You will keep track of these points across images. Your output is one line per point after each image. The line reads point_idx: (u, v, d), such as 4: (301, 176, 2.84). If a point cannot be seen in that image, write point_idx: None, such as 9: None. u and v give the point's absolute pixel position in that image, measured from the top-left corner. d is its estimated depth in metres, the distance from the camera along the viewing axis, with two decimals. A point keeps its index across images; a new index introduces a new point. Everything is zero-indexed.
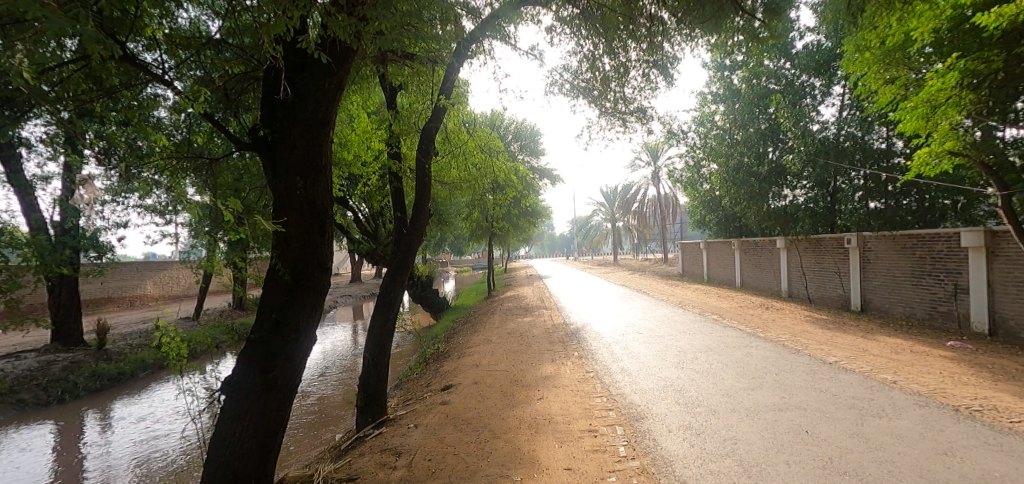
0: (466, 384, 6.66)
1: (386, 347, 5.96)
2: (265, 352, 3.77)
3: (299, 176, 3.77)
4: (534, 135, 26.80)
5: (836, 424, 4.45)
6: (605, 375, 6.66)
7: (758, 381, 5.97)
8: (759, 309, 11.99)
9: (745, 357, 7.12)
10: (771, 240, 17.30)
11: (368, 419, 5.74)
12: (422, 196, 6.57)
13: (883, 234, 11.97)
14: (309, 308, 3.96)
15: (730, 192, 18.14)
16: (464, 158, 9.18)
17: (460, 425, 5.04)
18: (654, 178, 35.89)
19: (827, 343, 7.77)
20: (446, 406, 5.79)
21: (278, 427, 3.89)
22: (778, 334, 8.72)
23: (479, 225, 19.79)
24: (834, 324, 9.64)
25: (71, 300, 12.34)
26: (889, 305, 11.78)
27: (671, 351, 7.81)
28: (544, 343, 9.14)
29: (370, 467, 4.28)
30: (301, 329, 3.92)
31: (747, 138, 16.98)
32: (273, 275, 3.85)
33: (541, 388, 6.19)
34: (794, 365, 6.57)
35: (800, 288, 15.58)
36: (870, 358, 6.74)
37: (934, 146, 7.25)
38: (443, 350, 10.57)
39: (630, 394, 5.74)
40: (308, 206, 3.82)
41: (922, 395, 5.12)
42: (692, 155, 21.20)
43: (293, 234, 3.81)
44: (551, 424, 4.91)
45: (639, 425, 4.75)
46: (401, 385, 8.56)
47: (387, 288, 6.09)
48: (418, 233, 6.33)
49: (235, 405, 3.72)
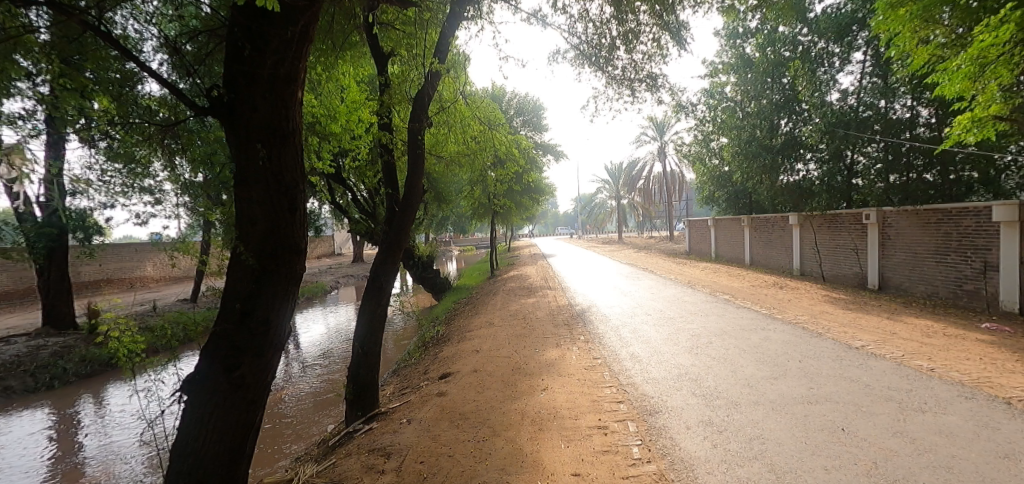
0: (464, 373, 6.22)
1: (378, 334, 5.51)
2: (231, 346, 3.31)
3: (261, 143, 3.25)
4: (536, 109, 26.05)
5: (875, 420, 3.99)
6: (613, 362, 6.21)
7: (780, 368, 5.50)
8: (772, 289, 11.50)
9: (763, 342, 6.66)
10: (783, 216, 16.74)
11: (358, 414, 5.32)
12: (415, 169, 5.98)
13: (905, 209, 11.36)
14: (282, 293, 3.50)
15: (741, 166, 17.41)
16: (463, 130, 8.60)
17: (456, 421, 4.61)
18: (661, 154, 35.04)
19: (850, 325, 7.30)
20: (443, 398, 5.36)
21: (251, 428, 3.47)
22: (796, 315, 8.26)
23: (480, 203, 19.25)
24: (855, 304, 9.13)
25: (61, 283, 12.00)
26: (909, 283, 11.25)
27: (682, 335, 7.39)
28: (548, 326, 8.70)
29: (355, 471, 3.84)
30: (275, 315, 3.47)
31: (760, 109, 16.12)
32: (237, 261, 3.37)
33: (545, 376, 5.76)
34: (818, 351, 6.10)
35: (813, 266, 15.06)
36: (900, 342, 6.28)
37: (978, 111, 6.65)
38: (443, 333, 10.20)
39: (641, 385, 5.28)
40: (274, 179, 3.31)
41: (965, 386, 4.65)
42: (701, 129, 20.47)
43: (259, 209, 3.31)
44: (556, 420, 4.47)
45: (653, 422, 4.30)
46: (399, 372, 8.17)
47: (378, 271, 5.62)
48: (410, 211, 5.82)
49: (197, 407, 3.28)
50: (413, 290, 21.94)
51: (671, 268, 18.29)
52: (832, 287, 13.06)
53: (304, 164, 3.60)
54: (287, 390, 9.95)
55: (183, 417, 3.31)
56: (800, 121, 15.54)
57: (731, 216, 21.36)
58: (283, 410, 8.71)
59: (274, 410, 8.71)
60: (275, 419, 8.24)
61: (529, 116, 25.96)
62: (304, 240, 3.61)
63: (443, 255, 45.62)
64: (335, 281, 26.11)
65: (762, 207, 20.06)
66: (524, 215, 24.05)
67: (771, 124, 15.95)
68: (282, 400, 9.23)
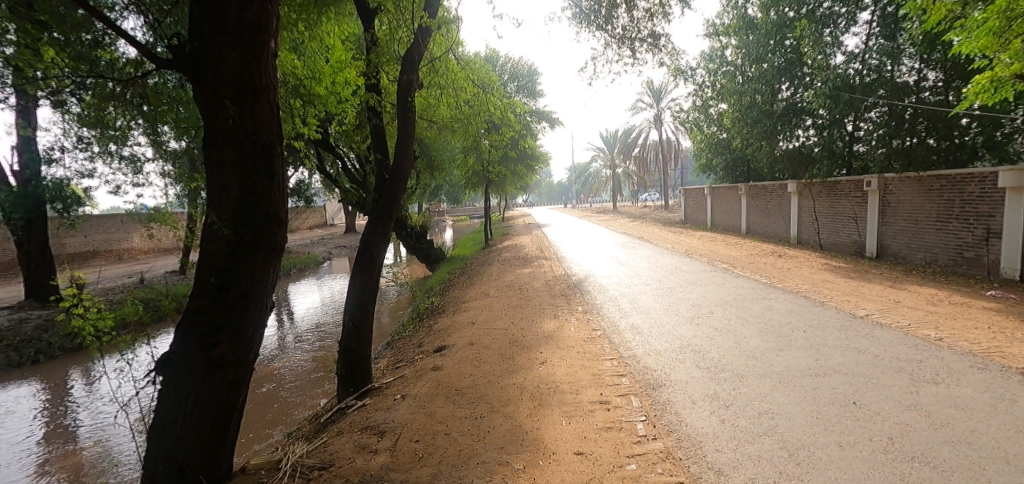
0: (460, 346, 6.03)
1: (369, 307, 5.28)
2: (208, 323, 3.04)
3: (229, 99, 2.88)
4: (531, 74, 25.29)
5: (887, 393, 3.85)
6: (613, 334, 6.04)
7: (785, 339, 5.36)
8: (772, 257, 11.37)
9: (766, 311, 6.53)
10: (782, 184, 16.53)
11: (350, 390, 5.13)
12: (404, 133, 5.60)
13: (907, 175, 11.14)
14: (264, 265, 3.20)
15: (741, 133, 16.99)
16: (456, 94, 8.16)
17: (453, 397, 4.43)
18: (657, 121, 34.46)
19: (854, 294, 7.16)
20: (438, 372, 5.17)
21: (234, 409, 3.26)
22: (797, 284, 8.11)
23: (473, 171, 18.77)
24: (856, 272, 9.02)
25: (43, 256, 11.64)
26: (908, 251, 11.15)
27: (683, 304, 7.25)
28: (545, 297, 8.52)
29: (347, 452, 3.65)
30: (257, 288, 3.19)
31: (761, 73, 15.61)
32: (210, 232, 3.06)
33: (544, 349, 5.59)
34: (823, 321, 5.98)
35: (811, 234, 14.94)
36: (904, 310, 6.17)
37: (999, 69, 6.31)
38: (438, 304, 10.02)
39: (643, 357, 5.12)
40: (247, 142, 2.97)
41: (976, 355, 4.53)
42: (700, 94, 20.00)
43: (233, 175, 2.98)
44: (556, 394, 4.32)
45: (658, 396, 4.14)
46: (392, 345, 8.02)
47: (369, 241, 5.33)
48: (401, 177, 5.50)
49: (173, 389, 3.04)
50: (407, 261, 21.72)
51: (667, 237, 18.16)
52: (830, 255, 12.96)
53: (282, 126, 3.24)
54: (279, 363, 9.81)
55: (158, 400, 3.08)
56: (801, 86, 15.05)
57: (728, 184, 21.09)
58: (277, 381, 8.63)
59: (266, 383, 8.61)
60: (269, 391, 8.15)
61: (523, 82, 25.22)
62: (285, 207, 3.29)
63: (437, 224, 45.27)
64: (327, 252, 25.82)
65: (760, 174, 19.83)
66: (518, 185, 23.66)
67: (772, 88, 15.50)
68: (275, 373, 9.13)
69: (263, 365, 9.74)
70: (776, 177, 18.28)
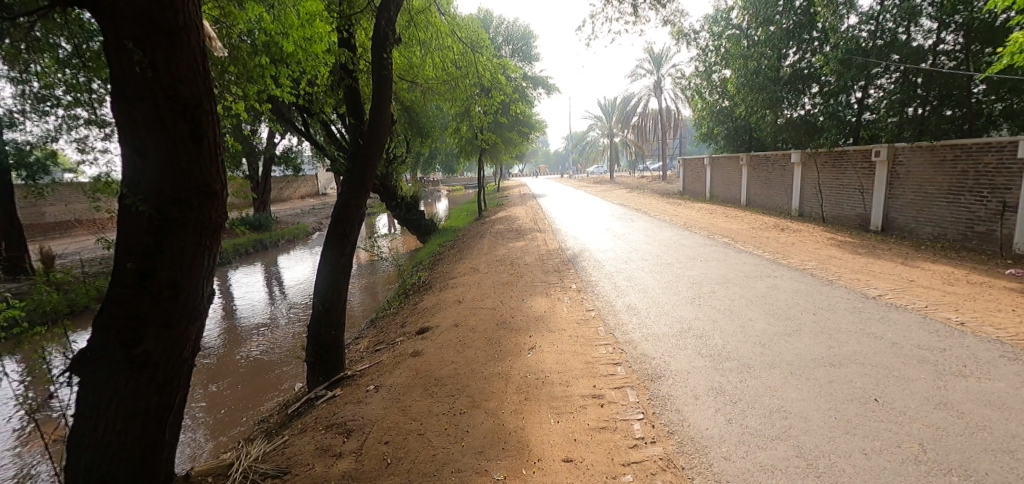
0: (443, 328, 5.61)
1: (342, 289, 4.79)
2: (128, 315, 2.54)
3: (133, 42, 2.30)
4: (527, 37, 24.11)
5: (911, 388, 3.46)
6: (607, 315, 5.64)
7: (794, 323, 4.96)
8: (774, 231, 10.92)
9: (771, 291, 6.12)
10: (785, 155, 15.94)
11: (320, 379, 4.71)
12: (380, 94, 4.99)
13: (919, 145, 10.59)
14: (198, 247, 2.68)
15: (745, 100, 16.21)
16: (441, 54, 7.45)
17: (431, 388, 4.02)
18: (657, 89, 33.40)
19: (863, 272, 6.76)
20: (418, 359, 4.74)
21: (169, 412, 2.81)
22: (803, 261, 7.70)
23: (465, 139, 18.06)
24: (864, 247, 8.58)
25: (11, 226, 11.17)
26: (915, 225, 10.74)
27: (682, 282, 6.82)
28: (537, 273, 8.09)
29: (307, 455, 3.26)
30: (192, 275, 2.69)
31: (768, 36, 14.81)
32: (125, 210, 2.52)
33: (534, 332, 5.18)
34: (832, 301, 5.57)
35: (814, 207, 14.51)
36: (920, 290, 5.75)
37: None
38: (425, 279, 9.56)
39: (640, 343, 4.71)
40: (162, 97, 2.38)
41: (1004, 343, 4.13)
42: (703, 58, 19.11)
43: (150, 137, 2.42)
44: (545, 386, 3.92)
45: (657, 389, 3.75)
46: (376, 323, 7.63)
47: (340, 217, 4.78)
48: (377, 143, 4.92)
49: (90, 392, 2.58)
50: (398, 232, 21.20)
51: (666, 208, 17.68)
52: (834, 229, 12.56)
53: (211, 80, 2.64)
54: (264, 339, 9.45)
55: (76, 404, 2.63)
56: (809, 51, 14.30)
57: (729, 154, 20.45)
58: (261, 360, 8.27)
59: (247, 361, 8.25)
60: (253, 370, 7.80)
61: (519, 45, 24.09)
62: (220, 176, 2.74)
63: (430, 194, 44.50)
64: (318, 222, 25.21)
65: (762, 144, 19.19)
66: (513, 154, 22.89)
67: (779, 53, 14.72)
68: (254, 351, 8.73)
69: (247, 342, 9.39)
70: (779, 147, 17.69)
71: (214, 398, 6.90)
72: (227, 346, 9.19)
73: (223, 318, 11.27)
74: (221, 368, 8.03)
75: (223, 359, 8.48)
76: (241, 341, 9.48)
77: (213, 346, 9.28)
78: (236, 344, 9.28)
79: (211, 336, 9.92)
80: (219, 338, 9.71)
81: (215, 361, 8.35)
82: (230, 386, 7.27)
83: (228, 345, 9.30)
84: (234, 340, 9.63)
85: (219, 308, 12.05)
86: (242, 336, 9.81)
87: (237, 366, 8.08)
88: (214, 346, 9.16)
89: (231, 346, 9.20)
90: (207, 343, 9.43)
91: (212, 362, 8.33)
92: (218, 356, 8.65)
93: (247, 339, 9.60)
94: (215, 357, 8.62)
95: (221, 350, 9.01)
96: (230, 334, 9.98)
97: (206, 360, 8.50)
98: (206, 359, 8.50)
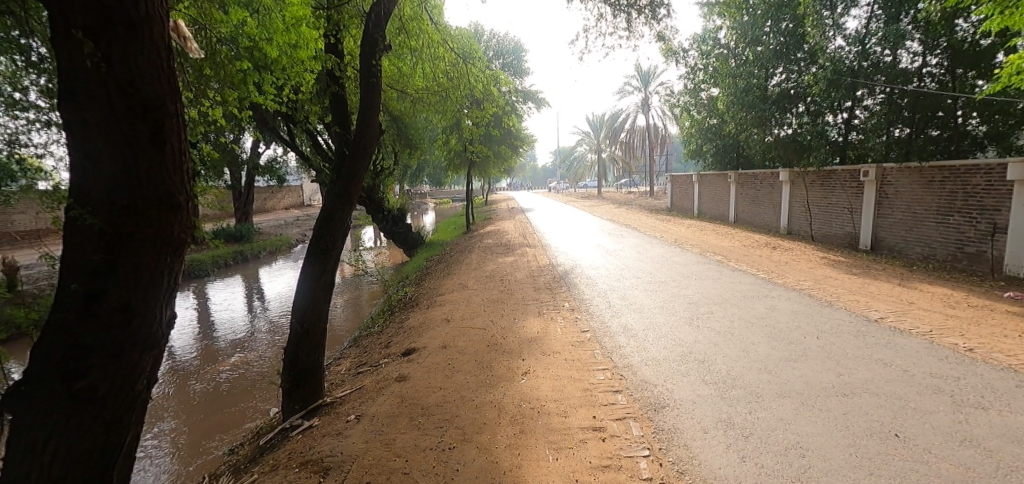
0: (431, 350, 5.29)
1: (322, 309, 4.46)
2: (72, 344, 2.21)
3: (85, 35, 2.02)
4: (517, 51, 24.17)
5: (931, 422, 3.26)
6: (603, 337, 5.38)
7: (798, 347, 4.76)
8: (766, 249, 10.85)
9: (770, 312, 5.94)
10: (773, 173, 16.05)
11: (295, 407, 4.33)
12: (367, 102, 4.74)
13: (906, 166, 10.66)
14: (155, 266, 2.34)
15: (734, 118, 16.28)
16: (434, 63, 7.22)
17: (417, 419, 3.70)
18: (644, 106, 33.73)
19: (861, 293, 6.63)
20: (403, 385, 4.41)
21: (119, 455, 2.44)
22: (798, 280, 7.58)
23: (455, 151, 17.85)
24: (858, 267, 8.50)
25: None
26: (904, 245, 10.76)
27: (679, 302, 6.62)
28: (528, 290, 7.82)
29: None
30: (150, 297, 2.35)
31: (755, 56, 14.89)
32: (72, 224, 2.20)
33: (526, 355, 4.89)
34: (834, 324, 5.40)
35: (802, 225, 14.57)
36: (921, 313, 5.63)
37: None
38: (411, 295, 9.23)
39: (640, 368, 4.46)
40: (117, 95, 2.09)
41: (1017, 372, 3.98)
42: (692, 77, 19.26)
43: (102, 140, 2.12)
44: (541, 417, 3.63)
45: (661, 421, 3.49)
46: (359, 342, 7.26)
47: (322, 231, 4.46)
48: (364, 155, 4.65)
49: (21, 434, 2.21)
50: (385, 245, 20.78)
51: (655, 225, 17.62)
52: (823, 247, 12.58)
53: (178, 79, 2.36)
54: (242, 357, 9.01)
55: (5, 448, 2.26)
56: (795, 72, 14.38)
57: (717, 171, 20.57)
58: (239, 380, 7.85)
59: (223, 382, 7.82)
60: (230, 393, 7.39)
61: (509, 59, 24.11)
62: (185, 187, 2.44)
63: (417, 206, 44.16)
64: (302, 234, 24.65)
65: (750, 162, 19.34)
66: (502, 167, 22.74)
67: (766, 73, 14.82)
68: (231, 371, 8.30)
69: (225, 359, 8.94)
70: (767, 165, 17.84)
71: (189, 426, 6.48)
72: (204, 365, 8.74)
73: (201, 333, 10.79)
74: (195, 391, 7.57)
75: (196, 379, 8.05)
76: (219, 358, 9.04)
77: (188, 364, 8.81)
78: (213, 362, 8.83)
79: (186, 353, 9.43)
80: (194, 356, 9.27)
81: (189, 383, 7.92)
82: (206, 411, 6.85)
83: (204, 363, 8.83)
84: (210, 357, 9.19)
85: (196, 323, 11.58)
86: (220, 353, 9.35)
87: (211, 388, 7.67)
88: (190, 365, 8.74)
89: (207, 365, 8.74)
90: (182, 361, 8.97)
91: (186, 384, 7.87)
92: (192, 377, 8.19)
93: (224, 356, 9.14)
94: (189, 377, 8.17)
95: (197, 369, 8.57)
96: (207, 351, 9.51)
97: (179, 380, 8.04)
98: (181, 379, 8.06)
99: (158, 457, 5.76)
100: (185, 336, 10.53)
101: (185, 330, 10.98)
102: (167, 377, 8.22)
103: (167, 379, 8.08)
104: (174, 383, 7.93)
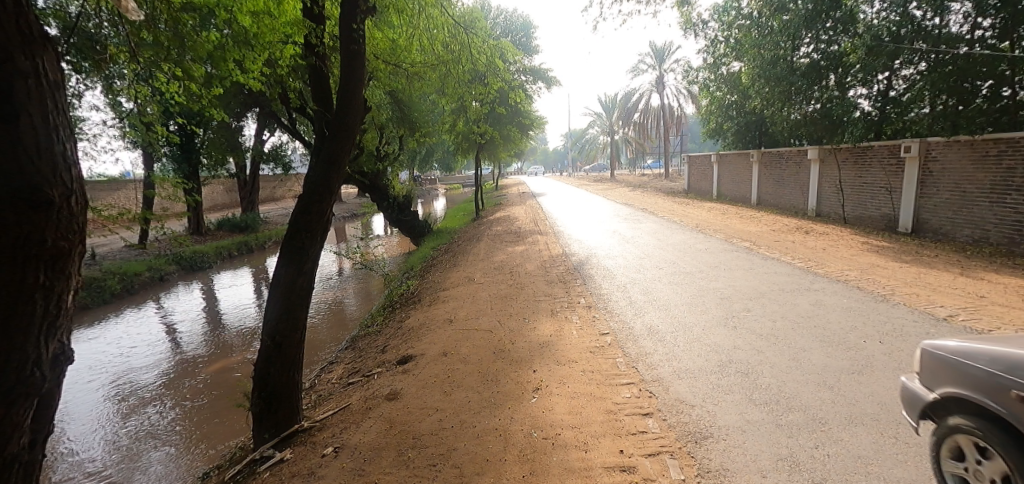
0: (429, 358, 4.67)
1: (300, 317, 3.84)
2: None
3: None
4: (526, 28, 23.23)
5: None
6: (626, 342, 4.67)
7: (858, 355, 4.02)
8: (799, 234, 9.98)
9: (816, 309, 5.19)
10: (801, 151, 15.03)
11: (268, 436, 3.73)
12: (349, 74, 4.00)
13: (956, 140, 9.66)
14: (18, 287, 1.63)
15: (759, 92, 15.14)
16: (430, 34, 6.45)
17: (403, 455, 3.06)
18: (659, 85, 32.43)
19: (919, 285, 5.81)
20: (393, 406, 3.78)
21: None
22: (842, 270, 6.75)
23: (461, 134, 17.10)
24: (908, 254, 7.62)
25: None
26: (950, 227, 9.80)
27: (709, 297, 5.89)
28: (540, 284, 7.14)
29: None
30: (11, 333, 1.65)
31: (782, 25, 13.71)
32: None
33: (538, 366, 4.22)
34: (895, 324, 4.64)
35: (834, 206, 13.59)
36: (999, 311, 4.82)
37: None
38: (414, 290, 8.61)
39: (672, 383, 3.77)
40: None
41: None
42: (711, 49, 18.04)
43: None
44: (556, 452, 2.96)
45: (706, 459, 2.79)
46: (355, 344, 6.68)
47: (297, 227, 3.81)
48: (344, 135, 3.95)
49: None
50: (392, 234, 20.23)
51: (673, 208, 16.80)
52: (858, 231, 11.64)
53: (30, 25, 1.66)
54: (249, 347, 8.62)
55: None
56: (824, 42, 13.24)
57: (738, 150, 19.55)
58: (240, 373, 7.40)
59: (230, 373, 7.43)
60: (234, 384, 6.96)
61: (517, 36, 23.10)
62: (62, 179, 1.72)
63: (427, 193, 43.43)
64: None
65: (775, 139, 18.26)
66: (511, 150, 21.91)
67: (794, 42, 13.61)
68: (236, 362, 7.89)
69: (233, 350, 8.56)
70: (794, 142, 16.76)
71: (192, 419, 6.05)
72: (212, 356, 8.38)
73: (211, 323, 10.51)
74: (199, 385, 7.16)
75: (205, 369, 7.75)
76: (229, 349, 8.69)
77: (197, 356, 8.46)
78: (224, 352, 8.49)
79: (195, 344, 9.13)
80: (205, 346, 8.96)
81: (200, 372, 7.65)
82: (208, 405, 6.45)
83: (215, 354, 8.44)
84: (219, 347, 8.84)
85: (206, 313, 11.32)
86: (230, 343, 9.01)
87: (218, 378, 7.30)
88: (200, 355, 8.45)
89: (217, 355, 8.38)
90: (193, 352, 8.70)
91: (192, 376, 7.47)
92: (196, 370, 7.81)
93: (232, 347, 8.77)
94: (196, 368, 7.81)
95: (206, 359, 8.24)
96: (217, 342, 9.12)
97: (184, 372, 7.67)
98: (184, 372, 7.72)
99: (156, 457, 5.31)
100: (196, 327, 10.27)
101: (196, 320, 10.73)
102: (175, 369, 7.85)
103: (176, 371, 7.77)
104: (179, 376, 7.54)
